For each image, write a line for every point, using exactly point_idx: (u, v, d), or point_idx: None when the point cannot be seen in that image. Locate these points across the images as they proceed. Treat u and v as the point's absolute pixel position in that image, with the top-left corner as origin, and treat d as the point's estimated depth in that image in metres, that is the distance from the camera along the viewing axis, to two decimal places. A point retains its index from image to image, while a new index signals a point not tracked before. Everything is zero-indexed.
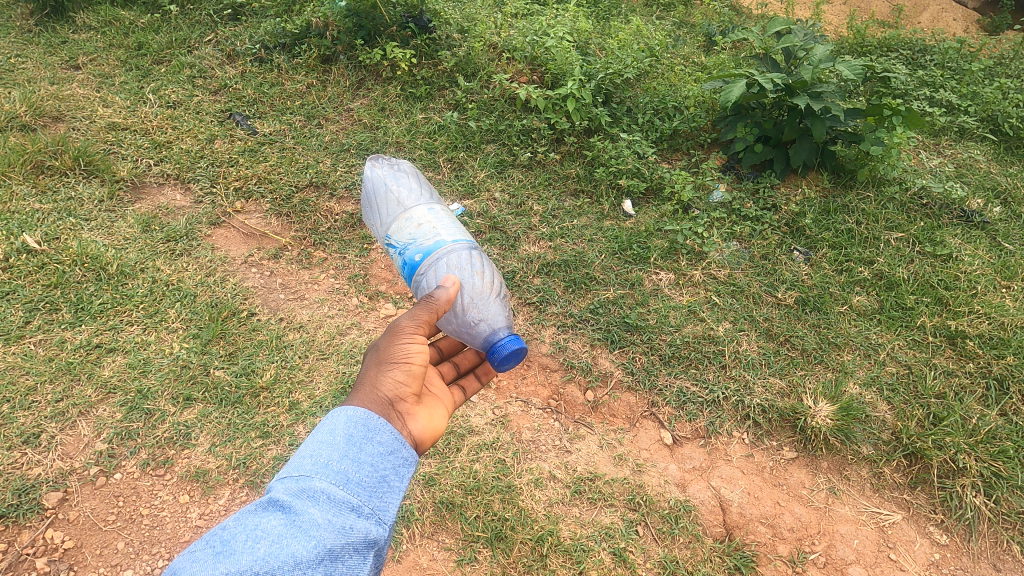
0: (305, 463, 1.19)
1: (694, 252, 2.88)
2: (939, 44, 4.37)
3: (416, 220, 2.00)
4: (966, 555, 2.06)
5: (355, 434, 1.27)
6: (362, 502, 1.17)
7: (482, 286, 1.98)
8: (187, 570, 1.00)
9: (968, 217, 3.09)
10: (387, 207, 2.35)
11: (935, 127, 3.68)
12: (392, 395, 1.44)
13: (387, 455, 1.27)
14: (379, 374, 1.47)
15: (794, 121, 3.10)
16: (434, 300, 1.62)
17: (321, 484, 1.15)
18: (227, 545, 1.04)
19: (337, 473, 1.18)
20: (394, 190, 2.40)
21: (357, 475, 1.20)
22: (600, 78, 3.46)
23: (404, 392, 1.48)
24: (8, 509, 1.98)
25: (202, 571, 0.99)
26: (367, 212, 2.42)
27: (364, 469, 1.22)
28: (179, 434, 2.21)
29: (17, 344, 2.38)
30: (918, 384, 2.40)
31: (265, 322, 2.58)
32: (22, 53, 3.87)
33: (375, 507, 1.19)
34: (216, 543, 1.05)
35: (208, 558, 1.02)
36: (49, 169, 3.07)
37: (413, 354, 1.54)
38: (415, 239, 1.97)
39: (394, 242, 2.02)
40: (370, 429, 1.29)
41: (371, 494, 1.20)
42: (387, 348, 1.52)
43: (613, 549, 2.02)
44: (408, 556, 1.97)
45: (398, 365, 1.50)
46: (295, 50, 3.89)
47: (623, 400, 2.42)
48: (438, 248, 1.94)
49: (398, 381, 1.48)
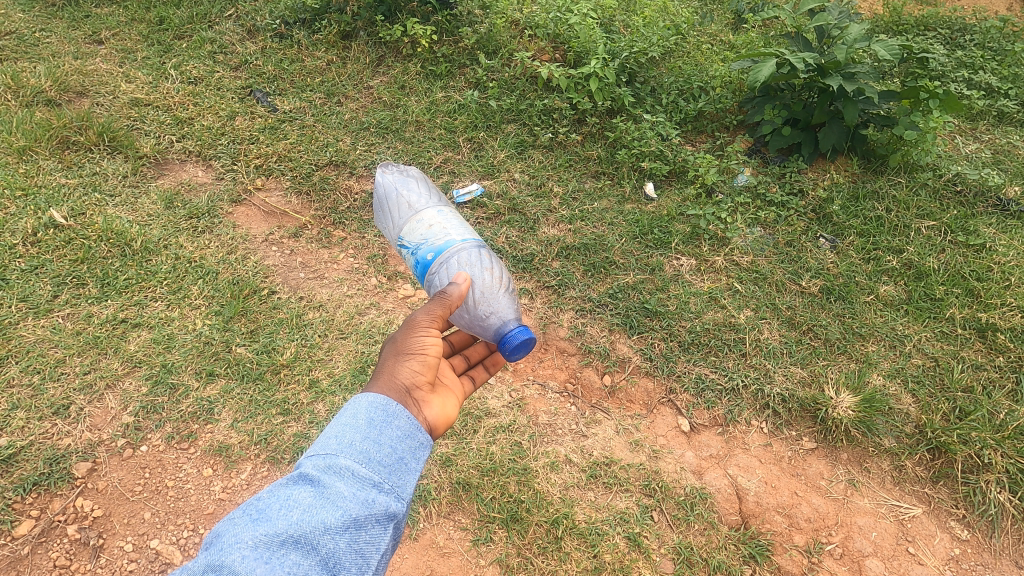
0: (330, 443, 1.20)
1: (717, 237, 2.83)
2: (980, 23, 4.21)
3: (426, 222, 2.00)
4: (988, 551, 2.04)
5: (375, 418, 1.27)
6: (382, 479, 1.19)
7: (491, 282, 2.03)
8: (227, 533, 1.02)
9: (1005, 205, 2.98)
10: (400, 211, 2.36)
11: (973, 111, 3.55)
12: (408, 383, 1.44)
13: (406, 439, 1.28)
14: (396, 364, 1.48)
15: (825, 104, 3.02)
16: (447, 294, 1.62)
17: (346, 462, 1.17)
18: (263, 512, 1.06)
19: (359, 452, 1.19)
20: (405, 195, 2.41)
21: (377, 455, 1.21)
22: (624, 56, 3.35)
23: (420, 381, 1.48)
24: (40, 477, 2.05)
25: (240, 534, 1.02)
26: (379, 216, 2.42)
27: (384, 450, 1.23)
28: (203, 408, 2.25)
29: (45, 317, 2.43)
30: (944, 377, 2.36)
31: (285, 300, 2.60)
32: (45, 27, 3.87)
33: (395, 484, 1.20)
34: (252, 511, 1.06)
35: (244, 523, 1.04)
36: (74, 144, 3.09)
37: (429, 346, 1.55)
38: (427, 239, 1.95)
39: (406, 244, 2.00)
40: (389, 414, 1.29)
41: (391, 472, 1.21)
42: (403, 340, 1.53)
43: (627, 533, 2.03)
44: (425, 534, 2.01)
45: (415, 355, 1.51)
46: (315, 26, 3.85)
47: (641, 385, 2.41)
48: (448, 247, 1.93)
49: (415, 371, 1.48)
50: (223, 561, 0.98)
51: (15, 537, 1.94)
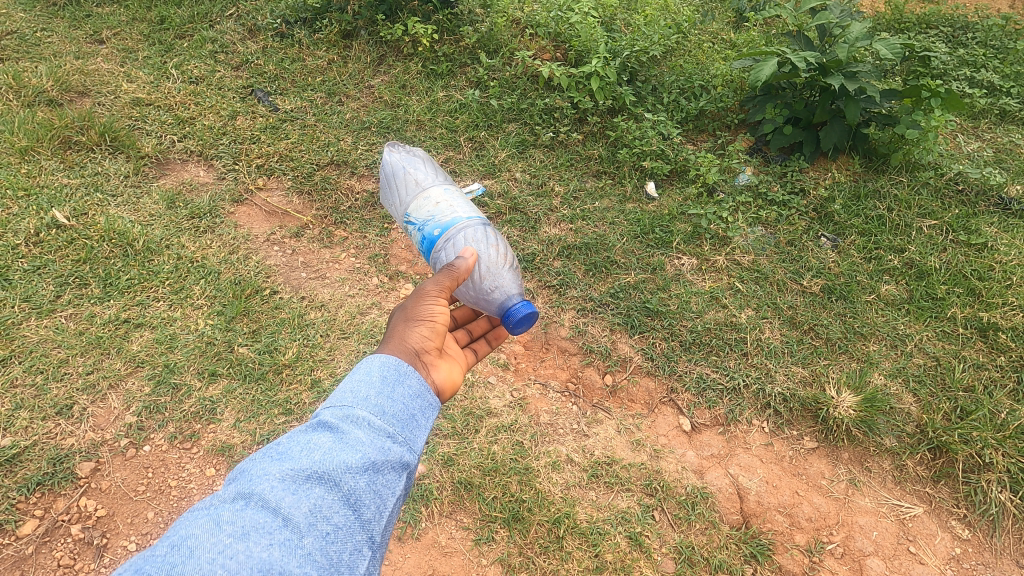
0: (346, 395, 1.21)
1: (718, 236, 2.84)
2: (982, 22, 4.20)
3: (433, 199, 2.02)
4: (988, 550, 2.04)
5: (388, 375, 1.27)
6: (396, 431, 1.19)
7: (495, 258, 2.04)
8: (253, 470, 1.05)
9: (1007, 204, 2.97)
10: (407, 188, 2.37)
11: (974, 109, 3.55)
12: (418, 347, 1.45)
13: (417, 397, 1.28)
14: (406, 329, 1.48)
15: (826, 103, 3.02)
16: (456, 267, 1.65)
17: (362, 412, 1.18)
18: (285, 453, 1.08)
19: (375, 405, 1.20)
20: (412, 173, 2.43)
21: (391, 408, 1.22)
22: (625, 55, 3.34)
23: (429, 346, 1.48)
24: (44, 477, 2.06)
25: (266, 470, 1.05)
26: (385, 192, 2.42)
27: (398, 405, 1.23)
28: (205, 408, 2.25)
29: (48, 317, 2.44)
30: (945, 376, 2.36)
31: (287, 300, 2.60)
32: (47, 27, 3.88)
33: (408, 437, 1.21)
34: (274, 452, 1.09)
35: (269, 462, 1.06)
36: (76, 144, 3.10)
37: (437, 315, 1.55)
38: (434, 216, 1.97)
39: (414, 220, 2.02)
40: (402, 373, 1.29)
41: (404, 426, 1.21)
42: (413, 307, 1.54)
43: (628, 533, 2.03)
44: (427, 534, 2.01)
45: (424, 322, 1.51)
46: (316, 25, 3.85)
47: (642, 385, 2.41)
48: (454, 224, 1.95)
49: (424, 336, 1.49)
50: (253, 490, 1.01)
51: (19, 537, 1.95)
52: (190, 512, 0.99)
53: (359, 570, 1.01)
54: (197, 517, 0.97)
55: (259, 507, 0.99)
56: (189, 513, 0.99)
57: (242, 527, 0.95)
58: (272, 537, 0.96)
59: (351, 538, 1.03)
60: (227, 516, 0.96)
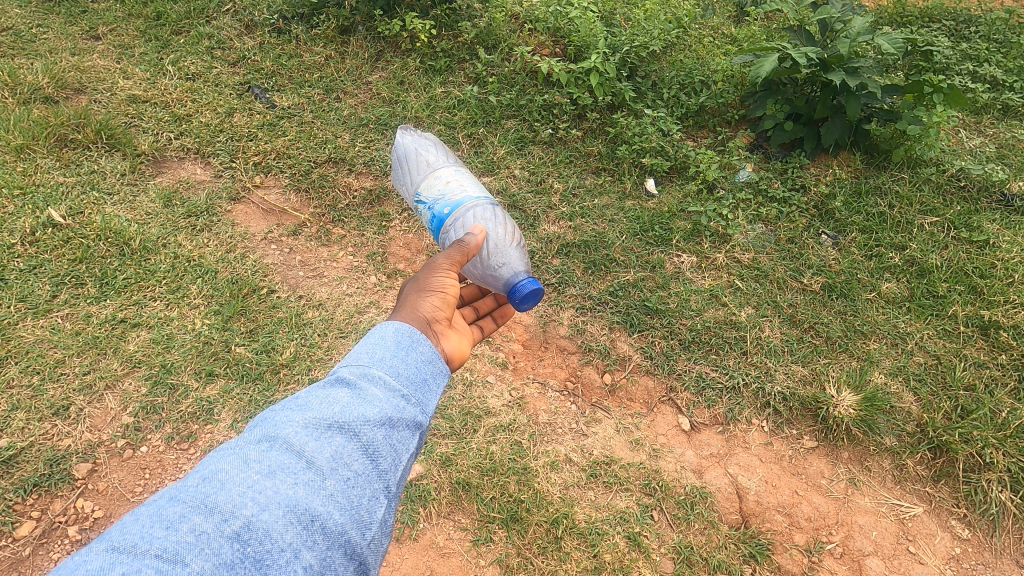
0: (363, 355, 1.20)
1: (717, 234, 2.82)
2: (985, 15, 4.16)
3: (444, 178, 2.02)
4: (988, 550, 2.04)
5: (402, 339, 1.25)
6: (410, 392, 1.18)
7: (504, 236, 2.04)
8: (276, 417, 1.06)
9: (1009, 201, 2.95)
10: (419, 170, 2.37)
11: (977, 104, 3.51)
12: (429, 315, 1.43)
13: (429, 363, 1.25)
14: (417, 298, 1.46)
15: (827, 98, 2.99)
16: (465, 243, 1.65)
17: (378, 371, 1.16)
18: (306, 403, 1.09)
19: (390, 366, 1.19)
20: (424, 154, 2.43)
21: (405, 371, 1.20)
22: (625, 51, 3.32)
23: (440, 316, 1.46)
24: (41, 478, 2.05)
25: (289, 417, 1.06)
26: (399, 174, 2.44)
27: (413, 367, 1.21)
28: (202, 409, 2.24)
29: (44, 318, 2.43)
30: (946, 375, 2.35)
31: (284, 299, 2.59)
32: (42, 23, 3.85)
33: (421, 399, 1.19)
34: (295, 403, 1.09)
35: (291, 411, 1.07)
36: (71, 142, 3.07)
37: (448, 286, 1.53)
38: (444, 195, 1.98)
39: (424, 199, 2.02)
40: (415, 339, 1.26)
41: (418, 389, 1.20)
42: (424, 278, 1.52)
43: (627, 533, 2.03)
44: (425, 534, 2.01)
45: (436, 292, 1.49)
46: (313, 21, 3.82)
47: (641, 384, 2.40)
48: (464, 202, 1.95)
49: (435, 306, 1.46)
50: (278, 433, 1.03)
51: (16, 539, 1.95)
52: (218, 451, 1.02)
53: (376, 516, 1.02)
54: (225, 455, 1.00)
55: (283, 449, 1.01)
56: (217, 451, 1.02)
57: (268, 467, 0.98)
58: (297, 478, 0.98)
59: (369, 485, 1.03)
60: (254, 456, 0.99)
